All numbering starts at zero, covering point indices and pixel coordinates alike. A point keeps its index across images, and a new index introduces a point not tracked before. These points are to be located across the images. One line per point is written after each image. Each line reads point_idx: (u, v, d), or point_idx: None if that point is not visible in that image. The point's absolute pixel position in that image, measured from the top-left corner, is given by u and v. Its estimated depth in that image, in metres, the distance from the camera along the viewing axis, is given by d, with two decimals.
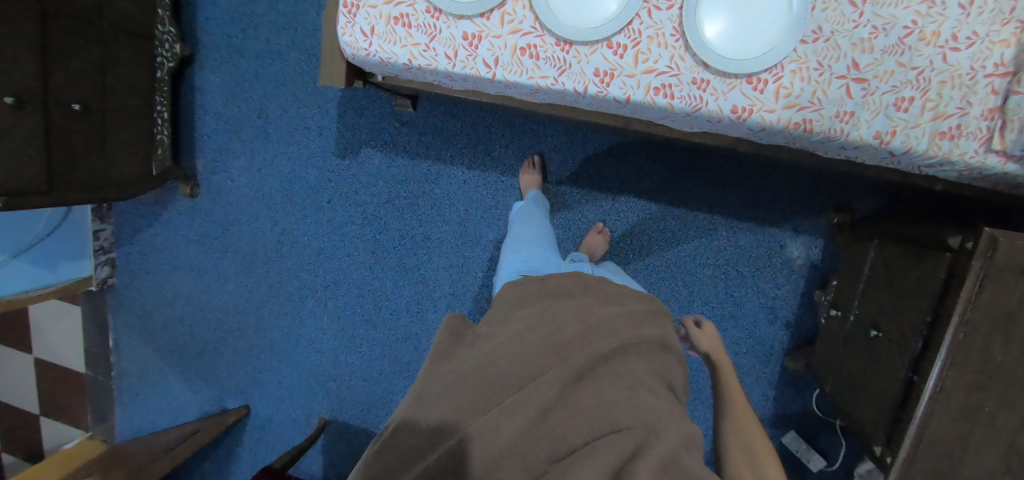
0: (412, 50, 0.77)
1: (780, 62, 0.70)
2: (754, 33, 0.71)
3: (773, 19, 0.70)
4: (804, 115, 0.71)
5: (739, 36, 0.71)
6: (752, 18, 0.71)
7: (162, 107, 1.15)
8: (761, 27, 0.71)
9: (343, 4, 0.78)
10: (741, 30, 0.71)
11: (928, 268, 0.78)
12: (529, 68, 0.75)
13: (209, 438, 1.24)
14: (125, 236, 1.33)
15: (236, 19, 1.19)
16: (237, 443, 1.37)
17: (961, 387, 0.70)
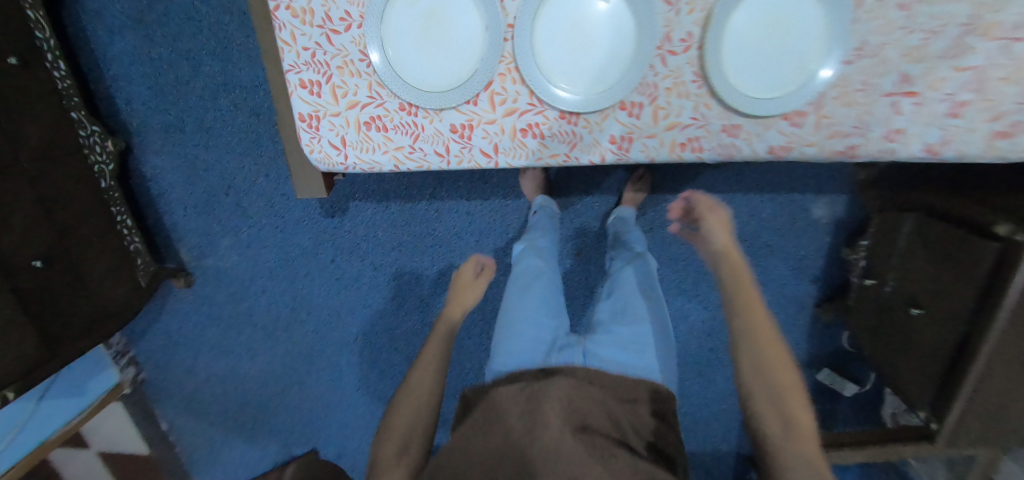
0: (397, 154, 0.66)
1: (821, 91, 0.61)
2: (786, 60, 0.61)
3: (805, 40, 0.61)
4: (847, 143, 0.64)
5: (768, 67, 0.62)
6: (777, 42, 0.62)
7: (122, 214, 1.03)
8: (793, 51, 0.61)
9: (300, 117, 0.65)
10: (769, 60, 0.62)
11: (968, 253, 0.76)
12: (534, 149, 0.66)
13: None
14: (137, 335, 1.28)
15: (165, 91, 1.03)
16: None
17: (1003, 360, 0.74)
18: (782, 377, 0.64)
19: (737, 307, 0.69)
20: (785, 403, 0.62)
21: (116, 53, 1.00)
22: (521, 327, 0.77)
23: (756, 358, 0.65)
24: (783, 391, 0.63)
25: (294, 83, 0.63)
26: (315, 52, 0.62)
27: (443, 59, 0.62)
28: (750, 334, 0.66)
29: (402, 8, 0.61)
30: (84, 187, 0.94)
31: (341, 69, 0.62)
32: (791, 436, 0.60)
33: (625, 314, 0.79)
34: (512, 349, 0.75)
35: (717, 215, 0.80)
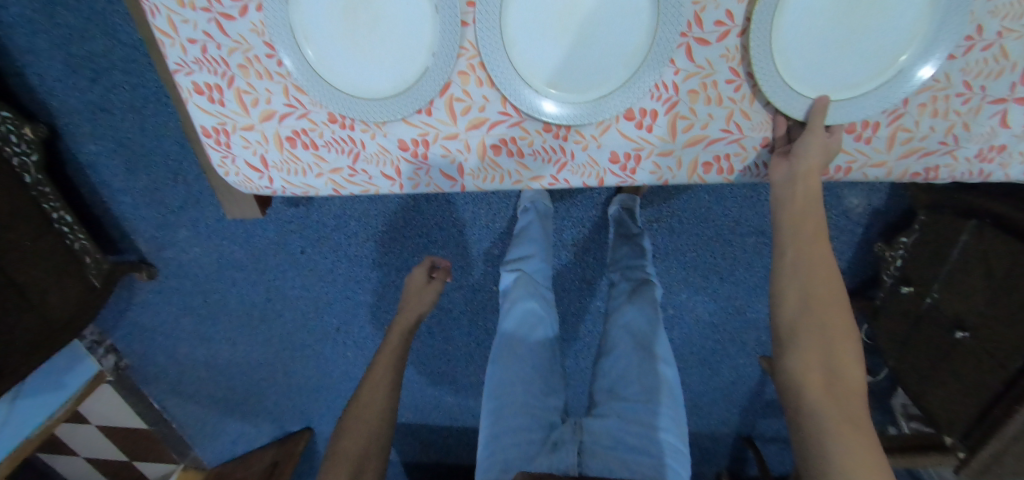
0: (335, 178, 0.50)
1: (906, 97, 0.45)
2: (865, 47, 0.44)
3: (888, 23, 0.44)
4: (927, 163, 0.47)
5: (840, 57, 0.45)
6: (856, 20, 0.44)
7: (59, 212, 0.91)
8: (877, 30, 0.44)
9: (201, 132, 0.49)
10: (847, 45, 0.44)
11: None
12: (511, 170, 0.50)
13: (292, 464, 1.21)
14: (111, 325, 1.21)
15: (83, 65, 0.86)
16: (311, 471, 1.39)
17: None
18: (848, 359, 0.43)
19: (798, 256, 0.46)
20: (849, 399, 0.42)
21: (17, 21, 0.83)
22: (510, 418, 0.61)
23: (819, 328, 0.44)
24: (848, 385, 0.42)
25: (185, 87, 0.47)
26: (206, 46, 0.46)
27: (382, 55, 0.46)
28: (809, 286, 0.45)
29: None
30: (8, 188, 0.82)
31: (245, 69, 0.47)
32: (848, 431, 0.40)
33: (631, 392, 0.61)
34: (497, 459, 0.59)
35: (824, 138, 0.45)
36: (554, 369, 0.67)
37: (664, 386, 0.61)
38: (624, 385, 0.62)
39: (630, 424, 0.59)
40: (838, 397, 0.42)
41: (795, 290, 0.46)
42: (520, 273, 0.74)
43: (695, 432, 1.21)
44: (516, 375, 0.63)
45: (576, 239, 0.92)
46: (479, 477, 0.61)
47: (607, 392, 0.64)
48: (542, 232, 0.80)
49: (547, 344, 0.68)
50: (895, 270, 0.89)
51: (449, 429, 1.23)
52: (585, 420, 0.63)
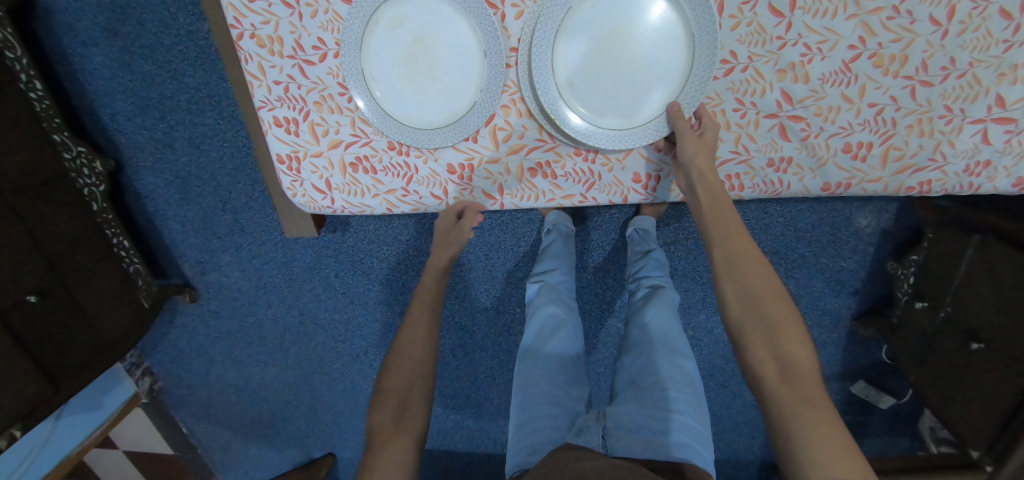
0: (389, 198, 0.58)
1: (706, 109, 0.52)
2: (663, 73, 0.51)
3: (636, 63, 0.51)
4: (920, 178, 0.53)
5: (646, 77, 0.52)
6: (647, 55, 0.51)
7: (119, 237, 0.99)
8: (659, 63, 0.51)
9: (277, 158, 0.57)
10: (650, 74, 0.51)
11: None
12: (545, 190, 0.57)
13: None
14: (149, 347, 1.26)
15: (150, 105, 0.96)
16: None
17: None
18: (796, 349, 0.51)
19: (734, 270, 0.54)
20: (800, 384, 0.50)
21: (95, 67, 0.94)
22: (537, 407, 0.64)
23: (763, 328, 0.52)
24: (797, 371, 0.50)
25: (267, 121, 0.56)
26: (288, 86, 0.54)
27: (436, 91, 0.53)
28: (749, 292, 0.53)
29: (379, 35, 0.51)
30: (73, 215, 0.90)
31: (319, 105, 0.55)
32: (814, 416, 0.47)
33: (656, 385, 0.64)
34: (526, 444, 0.62)
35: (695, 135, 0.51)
36: (578, 368, 0.71)
37: (682, 379, 0.65)
38: (643, 376, 0.66)
39: (648, 410, 0.62)
40: (793, 383, 0.50)
41: (739, 303, 0.53)
42: (543, 283, 0.80)
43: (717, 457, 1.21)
44: (544, 374, 0.67)
45: (596, 261, 0.98)
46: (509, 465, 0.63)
47: (629, 384, 0.68)
48: (563, 249, 0.86)
49: (571, 344, 0.72)
50: (909, 287, 0.91)
51: (471, 454, 1.24)
52: (609, 409, 0.66)
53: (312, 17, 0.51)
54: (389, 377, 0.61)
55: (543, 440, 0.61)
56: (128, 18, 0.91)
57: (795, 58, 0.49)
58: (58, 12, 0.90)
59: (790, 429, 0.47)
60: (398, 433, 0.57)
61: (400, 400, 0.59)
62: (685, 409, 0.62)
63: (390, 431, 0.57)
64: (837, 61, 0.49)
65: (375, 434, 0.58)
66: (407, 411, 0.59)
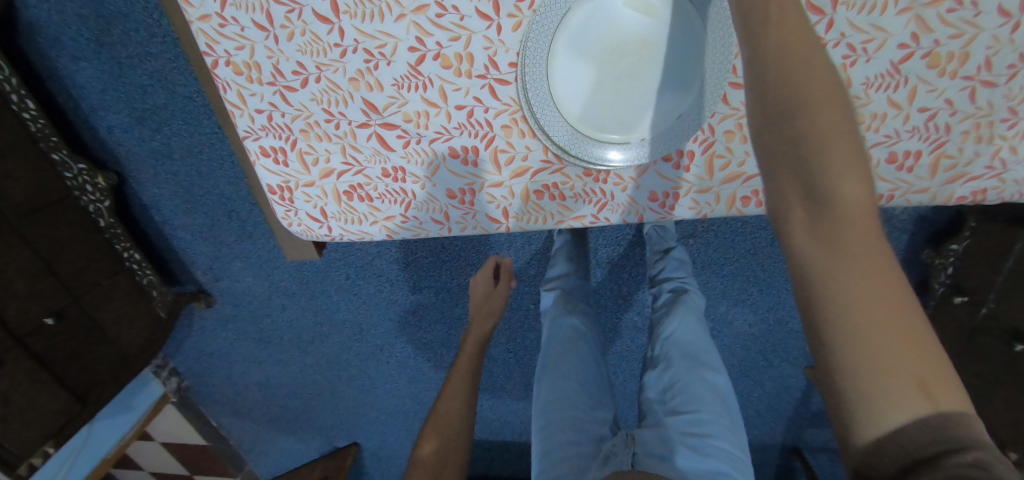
0: (388, 225, 0.55)
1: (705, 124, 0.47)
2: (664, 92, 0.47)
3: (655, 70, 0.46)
4: (974, 188, 0.47)
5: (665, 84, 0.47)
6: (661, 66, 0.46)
7: (130, 251, 0.99)
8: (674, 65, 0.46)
9: (270, 189, 0.55)
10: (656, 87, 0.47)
11: None
12: (553, 212, 0.52)
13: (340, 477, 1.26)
14: (173, 349, 1.28)
15: (144, 116, 0.93)
16: None
17: None
18: (848, 180, 0.34)
19: (782, 82, 0.36)
20: (851, 243, 0.33)
21: (85, 80, 0.90)
22: (560, 432, 0.62)
23: (791, 153, 0.35)
24: (845, 219, 0.34)
25: (253, 151, 0.52)
26: (271, 115, 0.50)
27: (604, 91, 0.47)
28: (781, 104, 0.36)
29: (596, 17, 0.45)
30: (81, 234, 0.90)
31: (306, 133, 0.51)
32: (856, 281, 0.32)
33: (684, 408, 0.61)
34: (552, 476, 0.59)
35: None
36: (602, 385, 0.68)
37: (710, 399, 0.61)
38: (671, 394, 0.63)
39: (681, 438, 0.59)
40: (828, 218, 0.34)
41: (775, 126, 0.36)
42: (559, 292, 0.76)
43: None
44: (563, 396, 0.65)
45: (610, 258, 0.93)
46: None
47: (655, 405, 0.65)
48: (577, 252, 0.82)
49: (590, 355, 0.69)
50: (949, 278, 0.85)
51: (492, 444, 1.26)
52: (637, 432, 0.63)
53: (288, 40, 0.47)
54: (424, 444, 0.64)
55: (570, 468, 0.59)
56: (112, 28, 0.87)
57: (837, 60, 0.43)
58: (41, 26, 0.86)
59: (829, 309, 0.32)
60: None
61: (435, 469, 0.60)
62: (715, 434, 0.59)
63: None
64: (885, 62, 0.43)
65: None
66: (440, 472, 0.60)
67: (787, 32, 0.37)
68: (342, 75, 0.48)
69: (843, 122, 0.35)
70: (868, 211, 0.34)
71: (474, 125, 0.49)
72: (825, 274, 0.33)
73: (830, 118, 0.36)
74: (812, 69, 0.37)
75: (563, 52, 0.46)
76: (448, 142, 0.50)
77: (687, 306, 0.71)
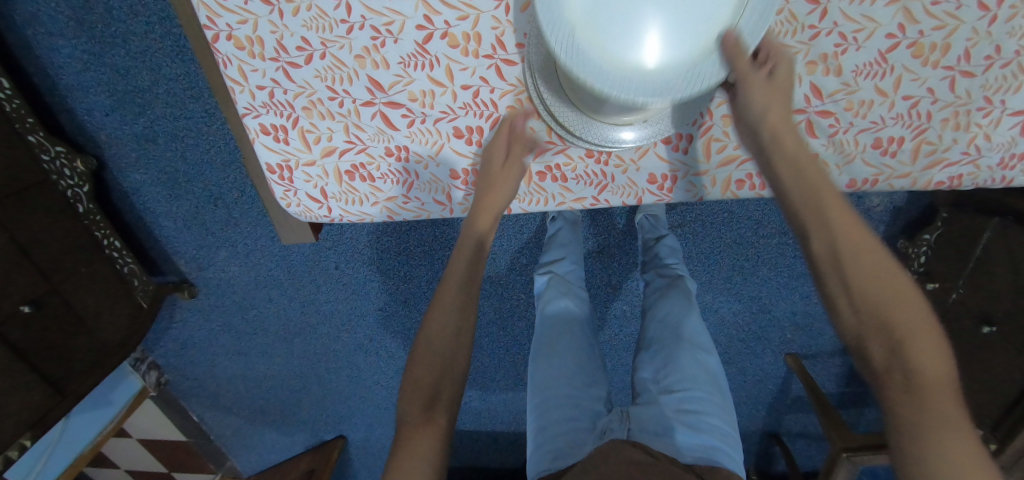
0: (390, 205, 0.55)
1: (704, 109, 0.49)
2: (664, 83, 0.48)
3: None
4: (952, 173, 0.50)
5: None
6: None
7: (109, 238, 0.96)
8: None
9: (269, 168, 0.54)
10: None
11: None
12: (555, 193, 0.54)
13: (328, 469, 1.25)
14: (152, 341, 1.25)
15: (126, 98, 0.91)
16: (346, 473, 1.42)
17: None
18: (924, 352, 0.40)
19: (858, 266, 0.41)
20: (947, 415, 0.38)
21: (63, 59, 0.87)
22: (556, 410, 0.63)
23: (881, 323, 0.40)
24: (931, 389, 0.39)
25: (254, 129, 0.52)
26: (273, 92, 0.50)
27: None
28: (863, 282, 0.41)
29: None
30: (59, 219, 0.87)
31: (308, 111, 0.51)
32: (956, 447, 0.37)
33: (678, 387, 0.63)
34: (547, 450, 0.61)
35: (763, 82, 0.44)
36: (596, 367, 0.69)
37: (702, 378, 0.64)
38: (664, 374, 0.65)
39: (674, 415, 0.61)
40: (917, 388, 0.39)
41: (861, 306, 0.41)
42: (552, 274, 0.77)
43: None
44: (560, 376, 0.66)
45: (601, 246, 0.94)
46: (530, 471, 0.62)
47: (649, 385, 0.67)
48: (571, 239, 0.84)
49: (584, 337, 0.71)
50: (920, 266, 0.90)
51: (482, 434, 1.26)
52: (631, 409, 0.65)
53: (293, 15, 0.47)
54: (416, 367, 0.52)
55: (568, 446, 0.60)
56: (93, 6, 0.84)
57: (829, 47, 0.45)
58: (16, 2, 0.83)
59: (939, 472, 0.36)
60: (421, 432, 0.49)
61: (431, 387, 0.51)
62: (706, 411, 0.61)
63: (416, 425, 0.50)
64: (873, 51, 0.45)
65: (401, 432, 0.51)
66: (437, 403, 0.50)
67: (853, 222, 0.43)
68: (348, 52, 0.48)
69: (916, 301, 0.41)
70: (946, 382, 0.40)
71: (479, 106, 0.50)
72: (927, 444, 0.38)
73: (902, 299, 0.41)
74: (874, 250, 0.42)
75: None
76: (453, 122, 0.51)
77: (677, 290, 0.73)
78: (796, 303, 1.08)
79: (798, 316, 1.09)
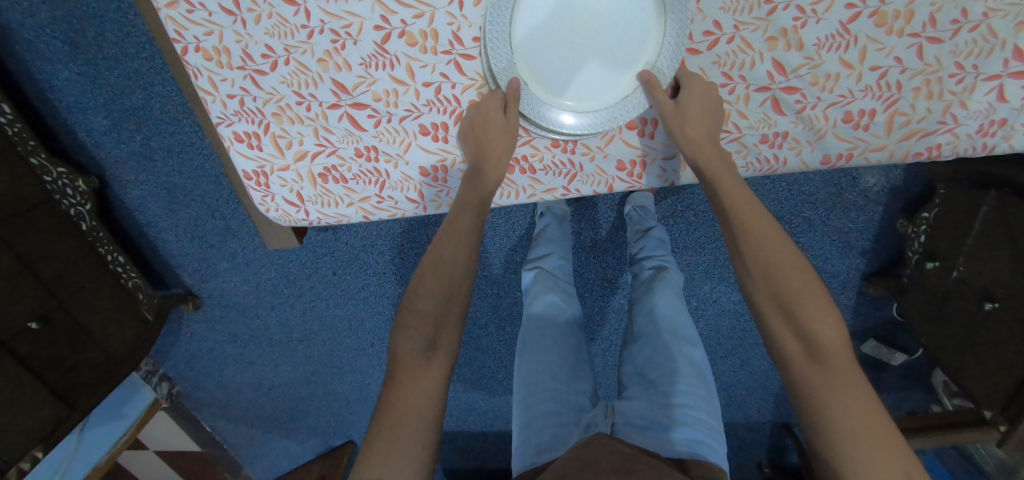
0: (364, 206, 0.56)
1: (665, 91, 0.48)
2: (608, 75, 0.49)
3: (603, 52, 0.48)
4: (929, 143, 0.48)
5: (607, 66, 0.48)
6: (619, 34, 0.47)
7: (113, 254, 0.99)
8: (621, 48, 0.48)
9: (245, 174, 0.55)
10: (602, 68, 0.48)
11: None
12: (525, 185, 0.54)
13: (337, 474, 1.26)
14: (162, 354, 1.28)
15: (122, 117, 0.94)
16: None
17: None
18: (822, 322, 0.45)
19: (758, 249, 0.46)
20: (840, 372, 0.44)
21: (60, 82, 0.90)
22: (542, 403, 0.63)
23: (781, 301, 0.45)
24: (827, 352, 0.45)
25: (228, 137, 0.53)
26: (243, 99, 0.51)
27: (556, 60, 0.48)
28: (766, 263, 0.46)
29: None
30: (63, 238, 0.89)
31: (278, 116, 0.52)
32: (849, 400, 0.44)
33: (667, 378, 0.62)
34: (533, 443, 0.60)
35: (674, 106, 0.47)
36: (582, 360, 0.69)
37: (689, 367, 0.63)
38: (651, 367, 0.65)
39: (661, 408, 0.60)
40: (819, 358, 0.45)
41: (763, 295, 0.46)
42: (539, 270, 0.77)
43: (730, 421, 1.21)
44: (546, 369, 0.65)
45: (592, 240, 0.94)
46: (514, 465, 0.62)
47: (637, 377, 0.66)
48: (560, 233, 0.84)
49: (569, 331, 0.71)
50: (918, 245, 0.88)
51: (486, 435, 1.26)
52: (616, 403, 0.65)
53: (256, 24, 0.48)
54: (419, 295, 0.49)
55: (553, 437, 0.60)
56: (87, 31, 0.87)
57: (790, 21, 0.45)
58: (16, 30, 0.87)
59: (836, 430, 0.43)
60: (422, 372, 0.47)
61: (435, 326, 0.48)
62: (695, 403, 0.60)
63: (416, 368, 0.47)
64: (834, 23, 0.45)
65: (395, 362, 0.48)
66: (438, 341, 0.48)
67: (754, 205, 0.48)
68: (311, 56, 0.49)
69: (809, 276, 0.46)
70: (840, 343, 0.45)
71: (442, 101, 0.51)
72: (828, 402, 0.44)
73: (798, 275, 0.46)
74: (772, 230, 0.47)
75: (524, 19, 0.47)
76: (418, 119, 0.51)
77: (666, 279, 0.73)
78: None
79: None
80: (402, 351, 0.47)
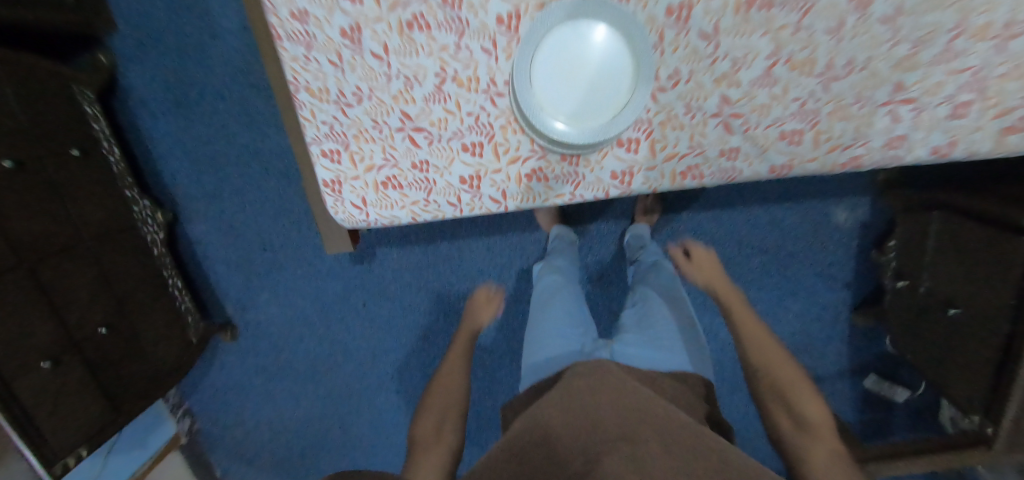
0: (414, 208, 0.71)
1: (644, 118, 0.64)
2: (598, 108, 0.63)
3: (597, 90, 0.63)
4: (850, 155, 0.64)
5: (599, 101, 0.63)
6: (611, 78, 0.62)
7: (173, 278, 1.13)
8: (611, 88, 0.63)
9: (324, 183, 0.71)
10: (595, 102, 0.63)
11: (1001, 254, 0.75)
12: (540, 192, 0.69)
13: None
14: (191, 386, 1.35)
15: (201, 162, 1.12)
16: None
17: None
18: (778, 360, 0.76)
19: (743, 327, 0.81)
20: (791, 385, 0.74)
21: (155, 133, 1.10)
22: (550, 340, 0.80)
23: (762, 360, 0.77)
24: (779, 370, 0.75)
25: (316, 154, 0.69)
26: (332, 125, 0.68)
27: (562, 91, 0.63)
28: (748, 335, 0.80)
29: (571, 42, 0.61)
30: (137, 259, 1.04)
31: (356, 138, 0.68)
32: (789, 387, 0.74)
33: None
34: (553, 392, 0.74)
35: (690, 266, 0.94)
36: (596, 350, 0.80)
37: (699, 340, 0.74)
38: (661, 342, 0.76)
39: None
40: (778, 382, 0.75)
41: (746, 345, 0.79)
42: (545, 262, 0.97)
43: None
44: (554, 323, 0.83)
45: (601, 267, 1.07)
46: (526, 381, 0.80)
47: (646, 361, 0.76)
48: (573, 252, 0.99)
49: (573, 301, 0.88)
50: (892, 269, 1.02)
51: None
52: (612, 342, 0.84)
53: (351, 71, 0.66)
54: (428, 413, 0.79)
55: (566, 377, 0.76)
56: (187, 91, 1.07)
57: (726, 69, 0.62)
58: (131, 92, 1.08)
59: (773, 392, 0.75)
60: (435, 447, 0.75)
61: (439, 413, 0.78)
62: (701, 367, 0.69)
63: (430, 443, 0.75)
64: (759, 70, 0.62)
65: (416, 443, 0.77)
66: (441, 433, 0.76)
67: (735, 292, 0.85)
68: (386, 93, 0.66)
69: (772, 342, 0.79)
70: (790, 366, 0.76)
71: (481, 127, 0.66)
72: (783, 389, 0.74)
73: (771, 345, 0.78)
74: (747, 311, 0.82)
75: (542, 60, 0.62)
76: (461, 140, 0.67)
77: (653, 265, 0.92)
78: (792, 323, 1.19)
79: (790, 332, 1.19)
80: (420, 434, 0.76)
